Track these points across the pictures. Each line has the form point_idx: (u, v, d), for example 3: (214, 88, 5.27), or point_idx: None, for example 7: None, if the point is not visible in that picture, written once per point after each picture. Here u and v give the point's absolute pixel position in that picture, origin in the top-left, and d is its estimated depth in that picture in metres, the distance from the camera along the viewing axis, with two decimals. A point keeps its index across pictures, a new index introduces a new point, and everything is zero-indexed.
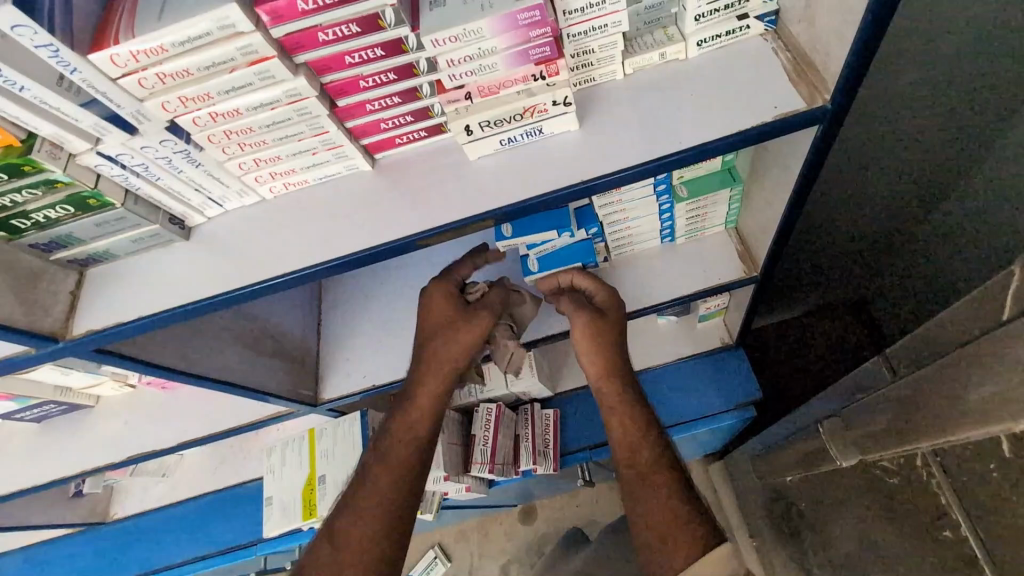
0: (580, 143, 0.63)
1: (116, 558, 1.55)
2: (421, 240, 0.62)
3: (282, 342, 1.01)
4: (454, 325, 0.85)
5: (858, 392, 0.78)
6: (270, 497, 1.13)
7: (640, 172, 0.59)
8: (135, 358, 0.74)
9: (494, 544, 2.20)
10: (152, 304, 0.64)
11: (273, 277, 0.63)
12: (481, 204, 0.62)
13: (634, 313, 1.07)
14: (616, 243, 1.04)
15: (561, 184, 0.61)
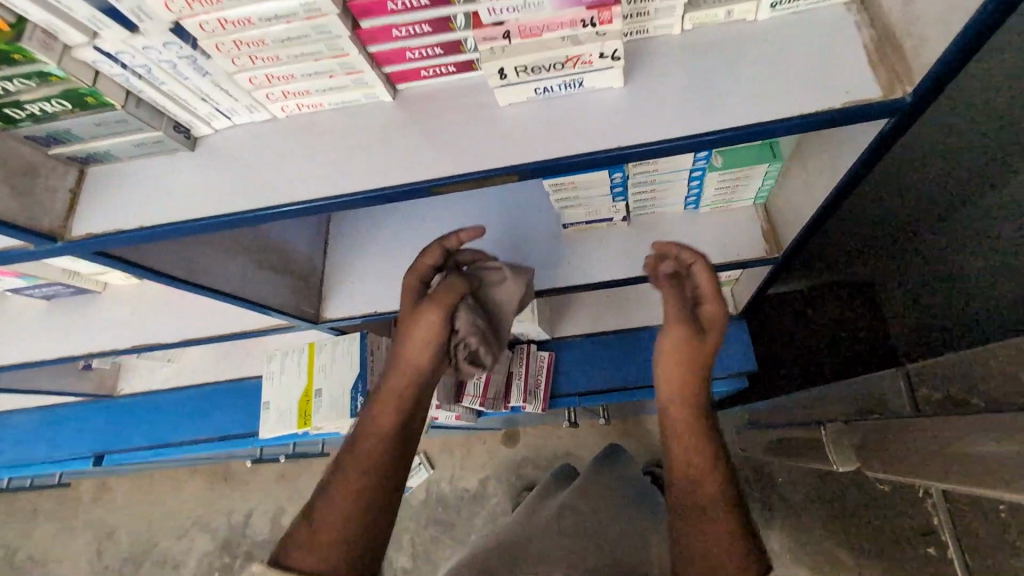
0: (625, 101, 0.58)
1: (122, 429, 1.65)
2: (438, 187, 0.58)
3: (288, 257, 1.01)
4: (409, 313, 0.80)
5: (873, 413, 0.79)
6: (268, 402, 1.18)
7: (692, 145, 0.54)
8: (139, 264, 0.74)
9: (475, 460, 2.32)
10: (157, 213, 0.62)
11: (290, 202, 0.60)
12: (506, 155, 0.58)
13: (644, 277, 1.05)
14: (638, 204, 1.01)
15: (591, 147, 0.56)
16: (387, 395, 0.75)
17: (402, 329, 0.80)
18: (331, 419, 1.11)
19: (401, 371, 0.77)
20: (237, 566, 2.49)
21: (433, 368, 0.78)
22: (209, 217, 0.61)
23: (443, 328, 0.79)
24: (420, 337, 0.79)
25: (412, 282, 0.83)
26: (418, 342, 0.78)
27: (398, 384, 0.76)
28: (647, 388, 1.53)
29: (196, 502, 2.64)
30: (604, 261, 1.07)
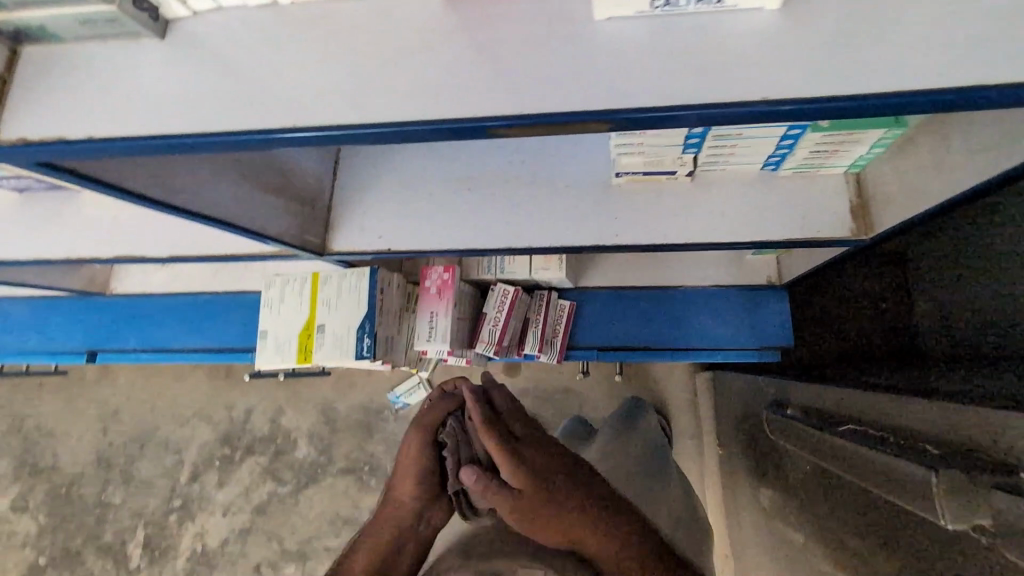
0: (737, 45, 0.47)
1: (115, 329, 1.59)
2: (496, 129, 0.48)
3: (293, 181, 0.89)
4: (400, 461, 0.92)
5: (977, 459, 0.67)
6: (264, 331, 1.06)
7: (823, 111, 0.46)
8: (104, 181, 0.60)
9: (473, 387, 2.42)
10: (123, 119, 0.50)
11: (293, 129, 0.50)
12: (607, 92, 0.47)
13: (696, 245, 0.93)
14: (710, 157, 0.87)
15: (719, 97, 0.46)
16: (399, 488, 0.90)
17: (391, 479, 0.93)
18: (335, 358, 1.01)
19: (384, 514, 0.88)
20: (236, 458, 2.57)
21: (412, 509, 0.88)
22: (203, 133, 0.49)
23: (423, 458, 0.90)
24: (407, 473, 0.90)
25: (407, 449, 0.92)
26: (399, 485, 0.90)
27: (407, 463, 0.90)
28: (670, 350, 1.45)
29: (196, 395, 2.67)
30: (658, 220, 0.93)
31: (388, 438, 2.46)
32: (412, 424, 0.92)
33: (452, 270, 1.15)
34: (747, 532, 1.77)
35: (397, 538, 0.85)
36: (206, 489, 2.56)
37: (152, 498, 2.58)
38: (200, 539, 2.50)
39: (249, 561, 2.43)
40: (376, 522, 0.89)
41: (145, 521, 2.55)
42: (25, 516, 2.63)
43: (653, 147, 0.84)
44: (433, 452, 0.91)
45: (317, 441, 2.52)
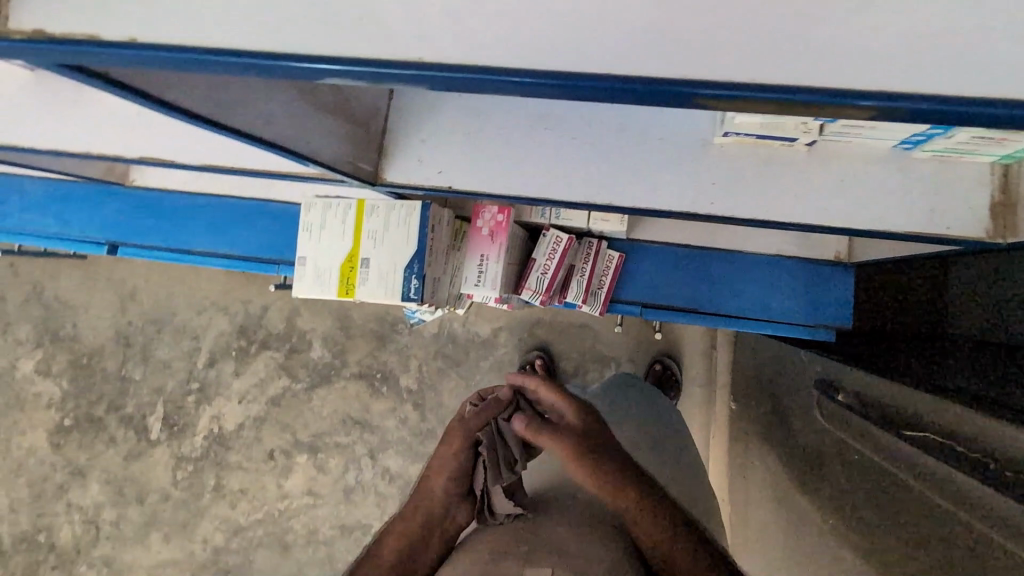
0: (937, 19, 0.42)
1: (135, 223, 1.51)
2: (685, 97, 0.44)
3: (350, 96, 0.76)
4: (441, 460, 0.89)
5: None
6: (303, 258, 0.97)
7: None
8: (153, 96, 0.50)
9: (490, 312, 2.40)
10: (211, 25, 0.44)
11: (429, 67, 0.45)
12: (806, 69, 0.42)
13: (796, 225, 0.82)
14: (842, 127, 0.74)
15: (924, 87, 0.42)
16: (430, 490, 0.88)
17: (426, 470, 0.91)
18: (379, 297, 0.94)
19: (417, 502, 0.88)
20: (251, 352, 2.60)
21: (445, 499, 0.88)
22: (315, 55, 0.45)
23: (463, 459, 0.89)
24: (444, 463, 0.89)
25: (446, 457, 0.89)
26: (435, 473, 0.89)
27: (446, 471, 0.88)
28: (718, 316, 1.38)
29: (213, 286, 2.65)
30: (759, 190, 0.82)
31: (402, 351, 2.47)
32: (462, 421, 0.91)
33: (507, 211, 1.04)
34: (750, 487, 1.80)
35: (426, 524, 0.86)
36: (222, 376, 2.61)
37: (170, 378, 2.65)
38: (216, 421, 2.59)
39: (263, 447, 2.54)
40: (391, 525, 0.86)
41: (163, 399, 2.64)
42: (49, 380, 2.72)
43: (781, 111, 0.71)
44: (472, 452, 0.90)
45: (332, 345, 2.53)
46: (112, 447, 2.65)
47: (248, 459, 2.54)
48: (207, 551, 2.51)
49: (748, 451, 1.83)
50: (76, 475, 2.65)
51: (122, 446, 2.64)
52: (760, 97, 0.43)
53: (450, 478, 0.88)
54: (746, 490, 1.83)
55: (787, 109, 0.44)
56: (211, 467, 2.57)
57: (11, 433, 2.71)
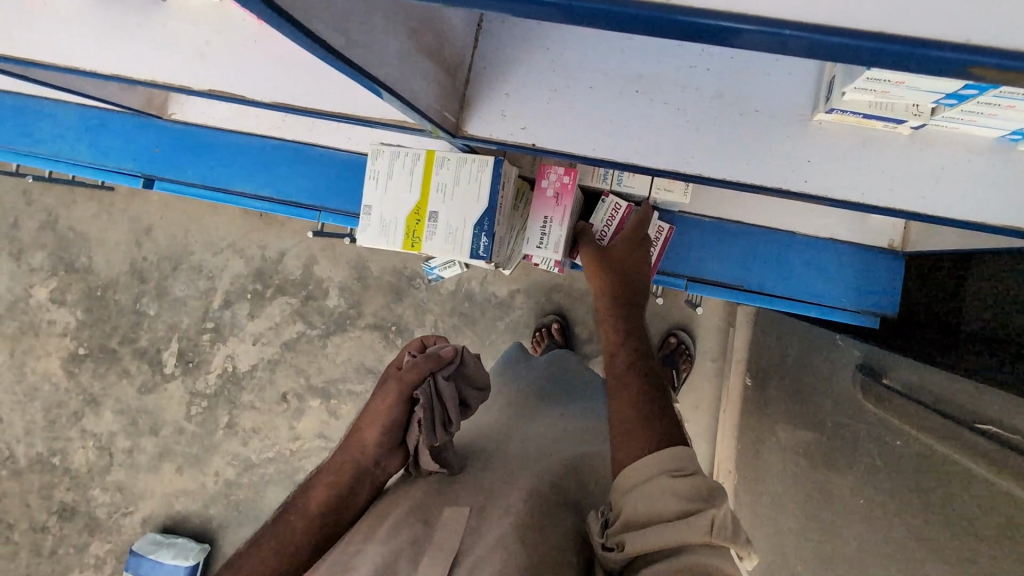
0: None
1: (171, 158, 1.47)
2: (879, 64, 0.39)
3: (444, 41, 0.71)
4: (367, 415, 0.84)
5: None
6: (367, 208, 0.95)
7: None
8: (300, 27, 0.46)
9: (509, 273, 2.39)
10: None
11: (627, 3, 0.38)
12: None
13: (886, 210, 0.79)
14: (953, 115, 0.70)
15: None
16: (359, 444, 0.83)
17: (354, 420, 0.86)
18: (446, 252, 0.92)
19: (346, 451, 0.83)
20: (268, 295, 2.59)
21: (375, 451, 0.83)
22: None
23: (393, 413, 0.83)
24: (377, 420, 0.83)
25: (374, 413, 0.83)
26: (364, 427, 0.83)
27: (373, 424, 0.83)
28: (764, 296, 1.37)
29: (231, 228, 2.62)
30: (852, 172, 0.78)
31: (418, 304, 2.46)
32: (392, 376, 0.84)
33: (573, 173, 1.01)
34: None
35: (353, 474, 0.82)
36: (237, 318, 2.61)
37: (185, 316, 2.65)
38: (231, 361, 2.61)
39: (276, 389, 2.57)
40: (315, 478, 0.83)
41: (178, 336, 2.65)
42: (63, 309, 2.72)
43: (905, 88, 0.66)
44: (405, 410, 0.83)
45: (348, 295, 2.53)
46: (126, 379, 2.67)
47: (261, 400, 2.57)
48: (219, 485, 2.58)
49: None
50: (90, 403, 2.69)
51: (137, 379, 2.67)
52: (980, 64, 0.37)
53: (378, 431, 0.82)
54: None
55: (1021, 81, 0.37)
56: (224, 404, 2.60)
57: (26, 358, 2.73)
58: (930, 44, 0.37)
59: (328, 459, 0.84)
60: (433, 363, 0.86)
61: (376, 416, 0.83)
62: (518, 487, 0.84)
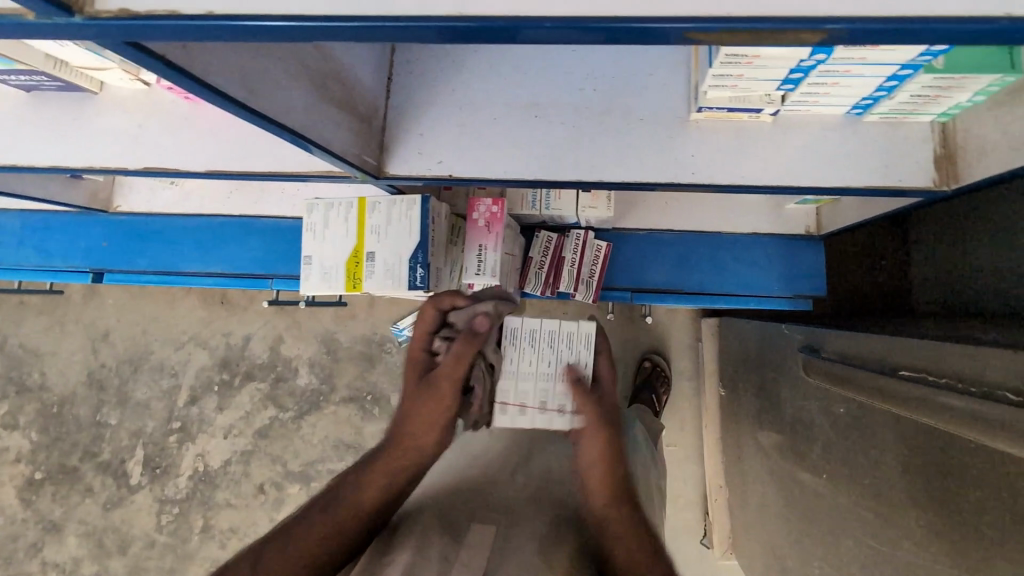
0: None
1: (119, 250, 1.49)
2: (691, 32, 0.42)
3: (353, 93, 0.80)
4: (440, 377, 0.76)
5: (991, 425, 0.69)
6: (309, 257, 1.00)
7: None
8: (191, 77, 0.51)
9: None
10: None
11: (461, 19, 0.43)
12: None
13: (768, 189, 0.89)
14: (801, 99, 0.81)
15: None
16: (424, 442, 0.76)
17: (397, 419, 0.74)
18: (387, 289, 0.97)
19: (399, 461, 0.70)
20: (235, 384, 2.51)
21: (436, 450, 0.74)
22: (331, 16, 0.43)
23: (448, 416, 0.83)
24: (458, 377, 0.76)
25: (460, 359, 0.78)
26: (420, 431, 0.72)
27: (455, 395, 0.76)
28: (706, 296, 1.45)
29: (191, 320, 2.58)
30: (733, 161, 0.88)
31: (391, 369, 2.41)
32: (469, 335, 0.79)
33: (501, 203, 1.10)
34: (745, 470, 1.81)
35: (414, 475, 0.72)
36: (204, 412, 2.52)
37: (150, 419, 2.53)
38: (202, 460, 2.49)
39: (252, 481, 2.43)
40: (356, 476, 0.70)
41: (143, 442, 2.53)
42: (17, 433, 2.59)
43: (750, 80, 0.77)
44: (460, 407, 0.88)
45: (319, 370, 2.46)
46: (89, 497, 2.51)
47: (237, 495, 2.42)
48: None
49: (739, 435, 1.86)
50: (51, 530, 2.51)
51: (101, 495, 2.51)
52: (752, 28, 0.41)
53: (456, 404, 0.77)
54: (740, 469, 1.85)
55: (775, 38, 0.42)
56: (198, 507, 2.45)
57: None
58: (706, 17, 0.42)
59: (406, 429, 0.72)
60: (473, 346, 0.79)
61: (455, 372, 0.76)
62: (486, 502, 0.85)
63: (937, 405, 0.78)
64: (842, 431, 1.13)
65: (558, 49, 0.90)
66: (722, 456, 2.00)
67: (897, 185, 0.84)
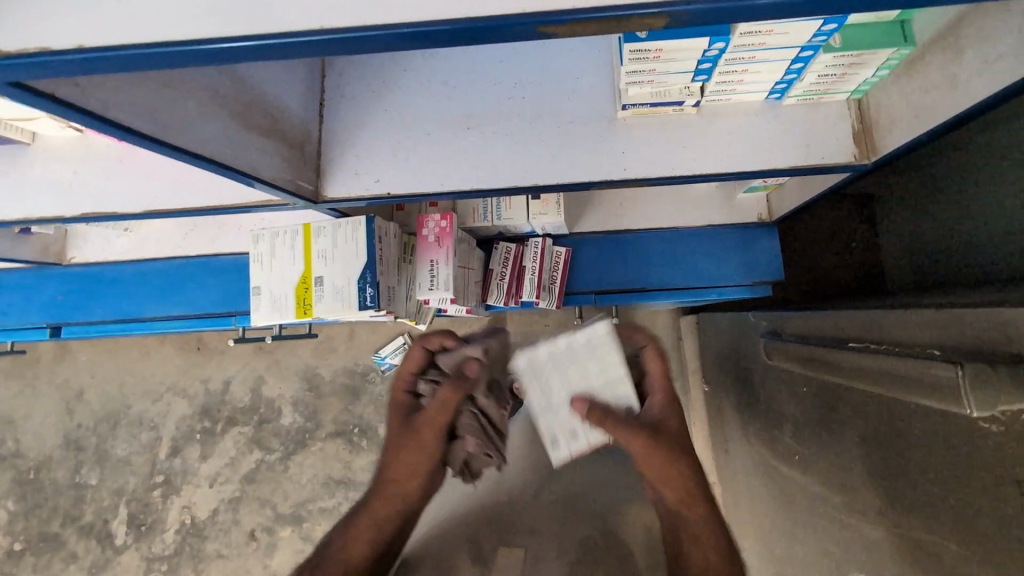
0: None
1: (77, 301, 1.47)
2: (544, 26, 0.45)
3: (279, 120, 0.81)
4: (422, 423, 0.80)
5: (933, 390, 0.69)
6: (258, 287, 1.00)
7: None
8: (84, 111, 0.53)
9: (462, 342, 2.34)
10: (147, 27, 0.46)
11: (344, 28, 0.45)
12: None
13: (700, 178, 0.90)
14: (719, 88, 0.84)
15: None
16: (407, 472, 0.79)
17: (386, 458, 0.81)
18: (337, 311, 0.97)
19: (388, 502, 0.78)
20: (218, 430, 2.44)
21: (421, 495, 0.81)
22: (218, 38, 0.46)
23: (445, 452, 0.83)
24: (437, 423, 0.80)
25: (442, 404, 0.80)
26: (404, 478, 0.79)
27: (438, 427, 0.80)
28: (668, 291, 1.46)
29: (168, 369, 2.51)
30: (663, 155, 0.90)
31: (377, 400, 2.35)
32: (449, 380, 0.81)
33: (449, 217, 1.10)
34: (732, 463, 1.80)
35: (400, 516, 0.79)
36: (188, 463, 2.43)
37: (131, 476, 2.44)
38: (188, 512, 2.39)
39: (243, 528, 2.34)
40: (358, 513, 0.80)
41: (126, 500, 2.42)
42: None
43: (663, 74, 0.80)
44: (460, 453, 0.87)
45: (303, 408, 2.39)
46: (73, 563, 2.39)
47: (227, 545, 2.33)
48: None
49: (724, 429, 1.85)
50: None
51: (86, 559, 2.38)
52: (597, 17, 0.44)
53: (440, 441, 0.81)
54: (728, 463, 1.84)
55: (623, 24, 0.44)
56: (188, 561, 2.34)
57: None
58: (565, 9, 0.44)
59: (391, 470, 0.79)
60: (460, 390, 0.81)
61: (438, 417, 0.80)
62: None
63: (891, 374, 0.78)
64: (813, 411, 1.13)
65: (482, 62, 0.93)
66: (713, 452, 1.98)
67: (822, 162, 0.87)
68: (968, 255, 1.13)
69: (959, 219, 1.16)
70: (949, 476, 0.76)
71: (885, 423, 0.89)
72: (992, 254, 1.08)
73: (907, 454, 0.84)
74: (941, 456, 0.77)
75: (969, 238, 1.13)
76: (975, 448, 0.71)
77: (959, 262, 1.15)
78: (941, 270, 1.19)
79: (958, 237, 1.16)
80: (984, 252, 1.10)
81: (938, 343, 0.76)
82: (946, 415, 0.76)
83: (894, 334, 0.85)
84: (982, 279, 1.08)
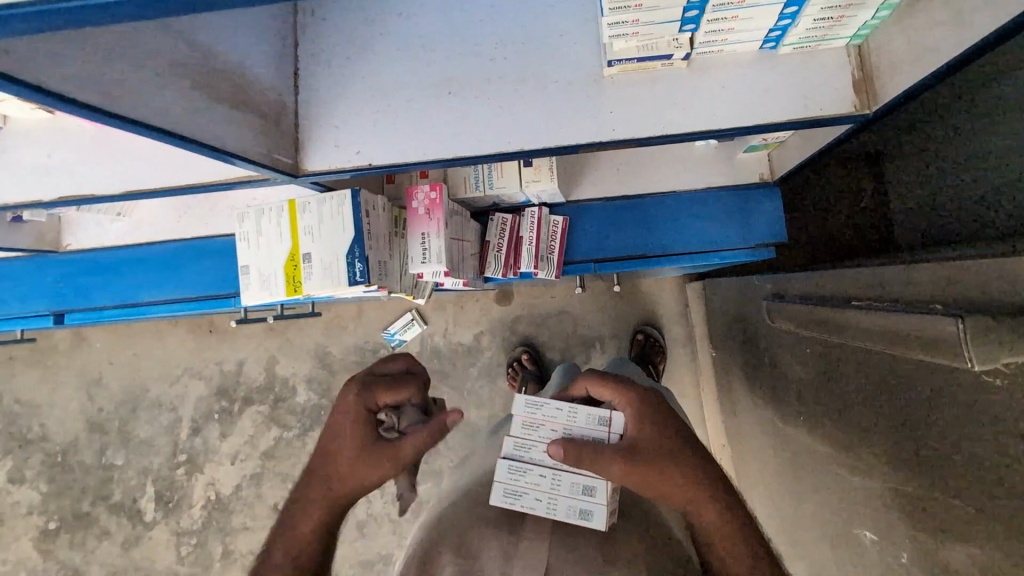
0: None
1: (75, 288, 1.49)
2: None
3: (249, 91, 0.79)
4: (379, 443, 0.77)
5: (934, 345, 0.66)
6: (246, 265, 1.00)
7: None
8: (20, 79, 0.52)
9: (469, 316, 2.32)
10: None
11: None
12: None
13: (685, 136, 0.86)
14: (709, 39, 0.79)
15: None
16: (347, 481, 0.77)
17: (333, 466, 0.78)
18: (326, 287, 0.96)
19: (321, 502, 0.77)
20: (235, 410, 2.49)
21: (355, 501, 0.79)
22: None
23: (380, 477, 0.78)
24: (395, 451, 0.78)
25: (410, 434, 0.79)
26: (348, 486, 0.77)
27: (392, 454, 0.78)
28: (667, 256, 1.43)
29: (182, 352, 2.56)
30: (652, 111, 0.86)
31: None
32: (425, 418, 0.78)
33: (438, 187, 1.08)
34: (741, 427, 1.79)
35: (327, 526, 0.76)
36: (208, 442, 2.50)
37: (155, 456, 2.52)
38: (212, 488, 2.46)
39: (266, 502, 2.41)
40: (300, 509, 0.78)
41: (152, 478, 2.51)
42: (24, 486, 2.57)
43: (647, 25, 0.75)
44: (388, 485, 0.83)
45: (316, 385, 2.42)
46: (106, 539, 2.49)
47: (252, 518, 2.41)
48: None
49: (732, 394, 1.84)
50: None
51: (118, 534, 2.49)
52: None
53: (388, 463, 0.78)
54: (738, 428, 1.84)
55: None
56: (215, 534, 2.43)
57: None
58: None
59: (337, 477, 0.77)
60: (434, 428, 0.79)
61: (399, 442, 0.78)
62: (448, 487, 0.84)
63: (894, 331, 0.75)
64: (817, 373, 1.11)
65: (459, 22, 0.88)
66: (722, 416, 1.97)
67: (821, 114, 0.82)
68: (975, 209, 1.07)
69: (970, 172, 1.09)
70: (952, 431, 0.74)
71: (888, 381, 0.86)
72: (998, 206, 1.02)
73: (911, 411, 0.81)
74: (945, 411, 0.75)
75: (978, 191, 1.07)
76: (983, 404, 0.69)
77: (967, 218, 1.09)
78: (949, 226, 1.14)
79: (967, 189, 1.10)
80: (990, 205, 1.04)
81: (943, 297, 0.72)
82: (950, 369, 0.73)
83: (898, 292, 0.82)
84: (988, 234, 1.03)
